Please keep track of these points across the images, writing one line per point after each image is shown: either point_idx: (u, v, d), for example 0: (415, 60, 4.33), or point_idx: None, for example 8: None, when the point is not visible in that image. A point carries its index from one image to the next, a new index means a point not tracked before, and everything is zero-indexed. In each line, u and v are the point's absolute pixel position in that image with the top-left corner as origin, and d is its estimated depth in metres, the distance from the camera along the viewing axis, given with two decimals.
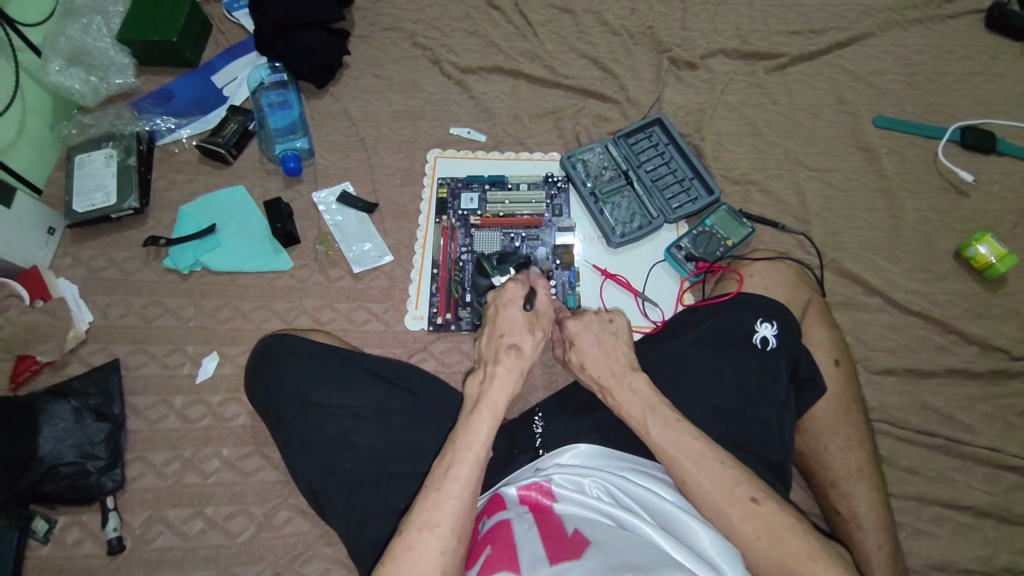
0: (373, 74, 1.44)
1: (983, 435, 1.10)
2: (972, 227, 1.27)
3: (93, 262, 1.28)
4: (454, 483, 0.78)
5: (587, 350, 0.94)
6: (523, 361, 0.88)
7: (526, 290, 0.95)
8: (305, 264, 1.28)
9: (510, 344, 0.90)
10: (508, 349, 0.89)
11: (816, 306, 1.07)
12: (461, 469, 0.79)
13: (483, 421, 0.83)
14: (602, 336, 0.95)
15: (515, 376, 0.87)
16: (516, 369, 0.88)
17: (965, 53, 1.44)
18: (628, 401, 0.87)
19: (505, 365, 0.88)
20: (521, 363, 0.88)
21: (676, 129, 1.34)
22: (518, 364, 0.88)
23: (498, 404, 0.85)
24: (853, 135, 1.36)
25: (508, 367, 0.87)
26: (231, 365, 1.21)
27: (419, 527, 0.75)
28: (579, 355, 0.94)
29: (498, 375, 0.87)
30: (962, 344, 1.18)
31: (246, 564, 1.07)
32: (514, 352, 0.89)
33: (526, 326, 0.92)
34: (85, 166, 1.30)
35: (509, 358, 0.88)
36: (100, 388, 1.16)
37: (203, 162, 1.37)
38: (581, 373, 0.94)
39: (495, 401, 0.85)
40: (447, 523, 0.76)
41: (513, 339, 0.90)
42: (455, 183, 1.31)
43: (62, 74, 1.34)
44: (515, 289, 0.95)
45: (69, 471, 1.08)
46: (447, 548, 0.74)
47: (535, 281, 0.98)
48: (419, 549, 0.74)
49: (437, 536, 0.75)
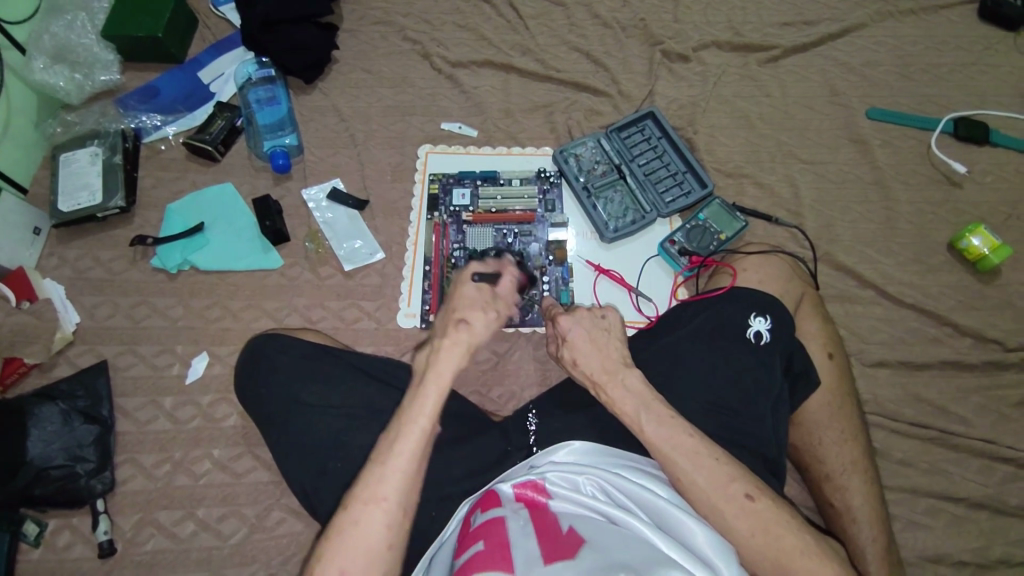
0: (362, 69, 1.42)
1: (977, 427, 1.10)
2: (966, 218, 1.27)
3: (79, 262, 1.26)
4: (398, 458, 0.79)
5: (578, 346, 0.93)
6: (470, 336, 0.87)
7: (486, 268, 0.93)
8: (296, 262, 1.26)
9: (460, 318, 0.88)
10: (456, 324, 0.88)
11: (809, 299, 1.07)
12: (406, 443, 0.80)
13: (428, 396, 0.83)
14: (594, 334, 0.94)
15: (460, 351, 0.86)
16: (467, 345, 0.87)
17: (958, 44, 1.43)
18: (622, 399, 0.86)
19: (452, 339, 0.87)
20: (468, 338, 0.87)
21: (668, 122, 1.33)
22: (467, 341, 0.87)
23: (442, 378, 0.84)
24: (846, 127, 1.36)
25: (459, 343, 0.87)
26: (221, 365, 1.20)
27: (364, 501, 0.77)
28: (573, 353, 0.93)
29: (444, 348, 0.86)
30: (957, 336, 1.17)
31: (239, 565, 1.06)
32: (462, 327, 0.87)
33: (479, 301, 0.90)
34: (70, 164, 1.28)
35: (456, 332, 0.87)
36: (88, 390, 1.14)
37: (190, 160, 1.35)
38: (574, 371, 0.92)
39: (442, 376, 0.85)
40: (392, 498, 0.77)
41: (463, 314, 0.89)
42: (446, 179, 1.30)
43: (46, 72, 1.31)
44: (474, 265, 0.93)
45: (58, 475, 1.07)
46: (392, 523, 0.76)
47: (504, 268, 0.98)
48: (364, 523, 0.76)
49: (382, 511, 0.76)
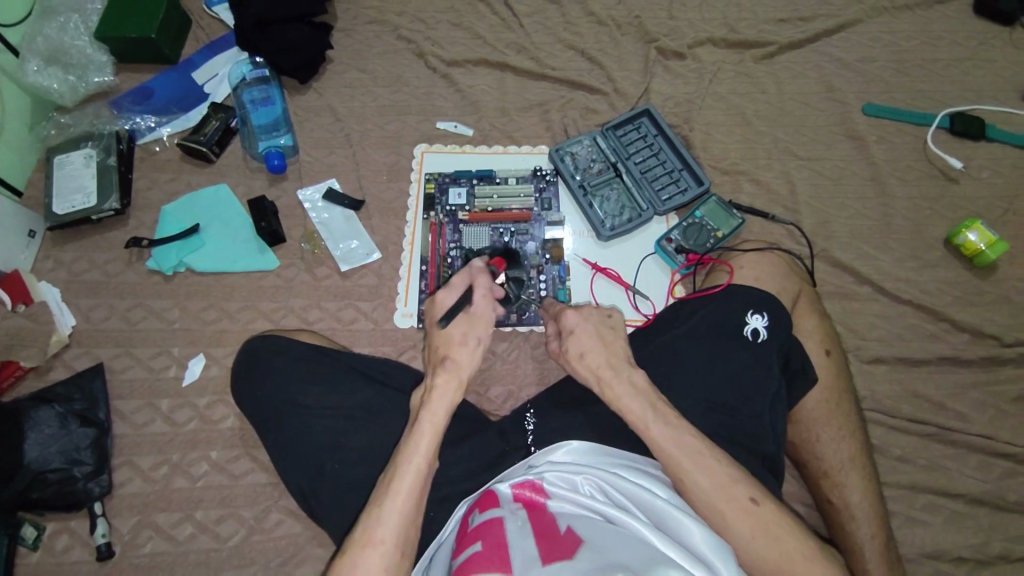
0: (356, 69, 1.42)
1: (975, 423, 1.10)
2: (963, 214, 1.27)
3: (74, 265, 1.25)
4: (394, 500, 0.78)
5: (580, 340, 0.92)
6: (460, 372, 0.86)
7: (460, 294, 0.91)
8: (292, 263, 1.26)
9: (446, 356, 0.87)
10: (443, 362, 0.87)
11: (806, 296, 1.07)
12: (402, 484, 0.79)
13: (422, 435, 0.82)
14: (600, 328, 0.93)
15: (453, 388, 0.85)
16: (457, 379, 0.86)
17: (953, 39, 1.43)
18: (623, 394, 0.86)
19: (441, 376, 0.86)
20: (458, 373, 0.86)
21: (664, 120, 1.32)
22: (456, 374, 0.86)
23: (436, 416, 0.83)
24: (842, 123, 1.35)
25: (447, 378, 0.85)
26: (218, 366, 1.19)
27: (362, 547, 0.76)
28: (578, 347, 0.92)
29: (436, 386, 0.85)
30: (954, 331, 1.17)
31: (237, 567, 1.06)
32: (449, 364, 0.86)
33: (460, 334, 0.88)
34: (65, 167, 1.28)
35: (444, 369, 0.86)
36: (84, 392, 1.14)
37: (184, 161, 1.35)
38: (579, 364, 0.91)
39: (434, 413, 0.83)
40: (390, 541, 0.76)
41: (447, 350, 0.88)
42: (442, 178, 1.29)
43: (39, 74, 1.31)
44: (445, 296, 0.92)
45: (55, 478, 1.07)
46: (391, 565, 0.76)
47: (476, 278, 0.93)
48: (362, 568, 0.75)
49: (381, 554, 0.76)
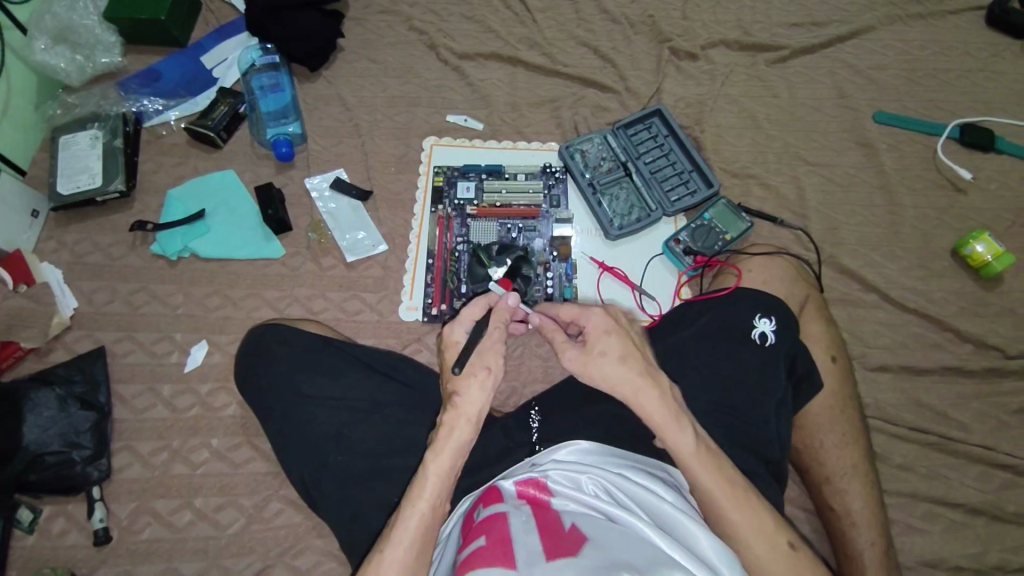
0: (367, 59, 1.41)
1: (976, 433, 1.11)
2: (970, 225, 1.27)
3: (78, 247, 1.24)
4: (395, 547, 0.77)
5: (610, 341, 0.85)
6: (468, 407, 0.83)
7: (474, 328, 0.91)
8: (297, 253, 1.25)
9: (454, 391, 0.85)
10: (450, 398, 0.84)
11: (814, 302, 1.07)
12: (405, 530, 0.78)
13: (427, 479, 0.80)
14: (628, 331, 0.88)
15: (460, 424, 0.82)
16: (467, 417, 0.83)
17: (966, 50, 1.43)
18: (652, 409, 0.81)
19: (449, 414, 0.83)
20: (465, 408, 0.83)
21: (675, 120, 1.32)
22: (463, 411, 0.83)
23: (442, 455, 0.81)
24: (853, 131, 1.35)
25: (454, 417, 0.83)
26: (221, 353, 1.19)
27: None
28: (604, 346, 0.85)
29: (444, 423, 0.83)
30: (958, 342, 1.18)
31: (236, 555, 1.06)
32: (455, 399, 0.83)
33: (469, 368, 0.86)
34: (70, 147, 1.27)
35: (451, 406, 0.83)
36: (85, 376, 1.13)
37: (191, 146, 1.34)
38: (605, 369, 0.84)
39: (439, 453, 0.81)
40: None
41: (455, 386, 0.85)
42: (451, 171, 1.29)
43: (47, 53, 1.29)
44: (458, 331, 0.91)
45: (54, 460, 1.07)
46: None
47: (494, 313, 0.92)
48: None
49: None
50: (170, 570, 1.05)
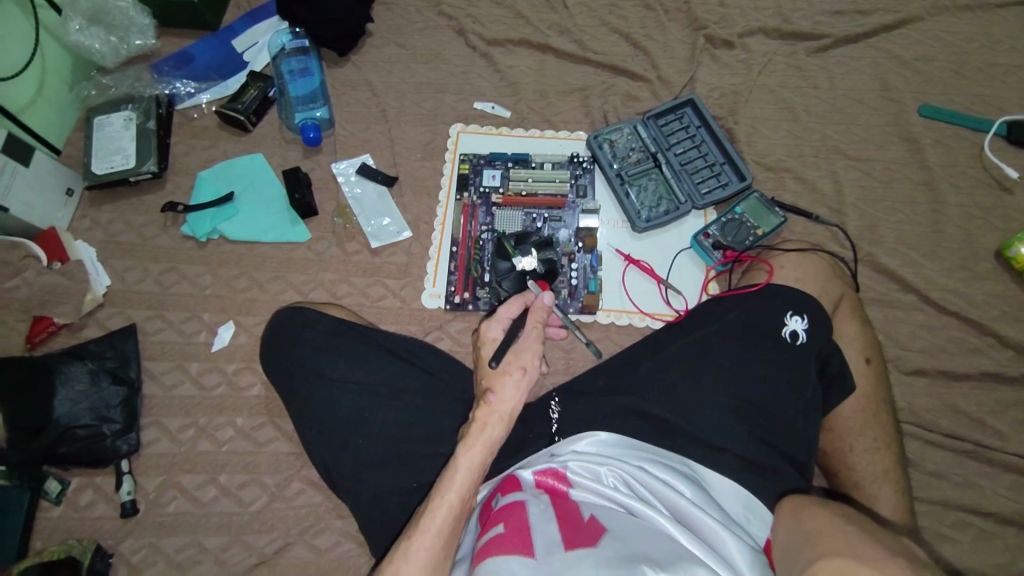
0: (396, 44, 1.40)
1: (1013, 442, 1.07)
2: (1016, 226, 1.22)
3: (111, 226, 1.27)
4: (422, 534, 0.76)
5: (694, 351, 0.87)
6: (503, 405, 0.85)
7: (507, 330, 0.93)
8: (323, 237, 1.26)
9: (488, 388, 0.87)
10: (485, 395, 0.86)
11: (849, 301, 1.03)
12: (433, 518, 0.77)
13: (460, 469, 0.80)
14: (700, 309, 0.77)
15: (494, 422, 0.84)
16: (499, 414, 0.84)
17: (1018, 43, 1.36)
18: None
19: (483, 410, 0.85)
20: (500, 406, 0.85)
21: (708, 111, 1.29)
22: (496, 408, 0.85)
23: (475, 449, 0.81)
24: (894, 125, 1.31)
25: (488, 413, 0.84)
26: (246, 335, 1.20)
27: None
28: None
29: (477, 419, 0.84)
30: (999, 347, 1.13)
31: (258, 533, 1.07)
32: (490, 397, 0.85)
33: (504, 367, 0.88)
34: (104, 128, 1.29)
35: (486, 402, 0.85)
36: (116, 351, 1.16)
37: (221, 129, 1.35)
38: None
39: (473, 446, 0.81)
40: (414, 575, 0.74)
41: (490, 383, 0.87)
42: (477, 159, 1.28)
43: (82, 34, 1.31)
44: (491, 331, 0.93)
45: (84, 434, 1.10)
46: None
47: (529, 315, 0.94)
48: None
49: None
50: (193, 545, 1.07)
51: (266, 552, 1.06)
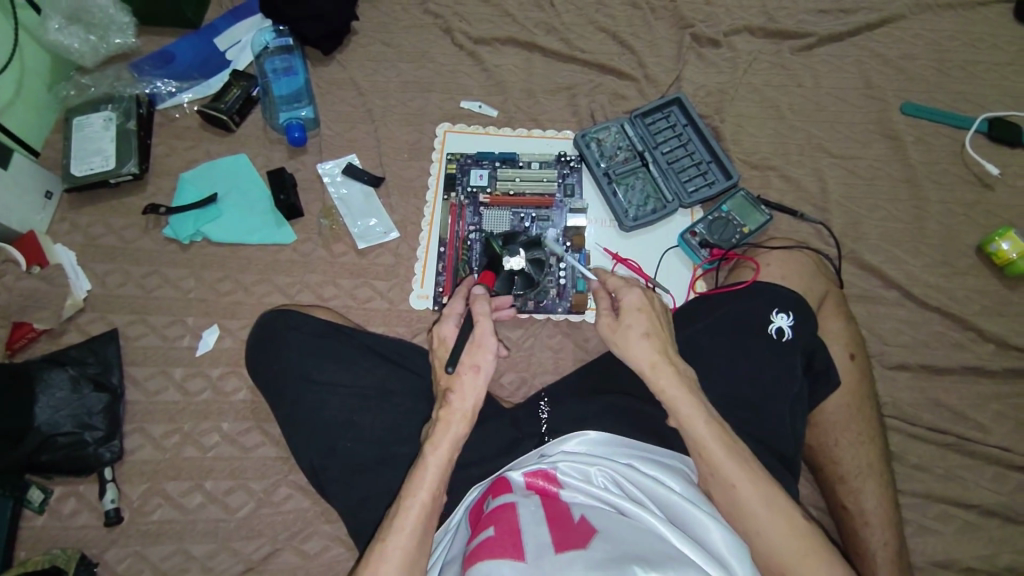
0: (381, 43, 1.39)
1: (994, 435, 1.09)
2: (995, 222, 1.24)
3: (91, 229, 1.24)
4: (399, 534, 0.77)
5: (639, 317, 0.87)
6: (460, 403, 0.84)
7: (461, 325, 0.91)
8: (309, 239, 1.24)
9: (446, 387, 0.86)
10: (445, 394, 0.85)
11: (833, 298, 1.05)
12: (407, 517, 0.78)
13: (428, 467, 0.81)
14: (659, 316, 0.89)
15: (455, 421, 0.83)
16: (461, 412, 0.84)
17: (997, 42, 1.38)
18: (676, 399, 0.82)
19: (444, 409, 0.84)
20: (459, 405, 0.84)
21: (695, 109, 1.29)
22: (458, 405, 0.84)
23: (440, 448, 0.82)
24: (877, 122, 1.32)
25: (449, 412, 0.84)
26: (231, 339, 1.19)
27: None
28: (638, 327, 0.86)
29: (439, 418, 0.84)
30: (979, 341, 1.15)
31: (246, 538, 1.06)
32: (449, 396, 0.84)
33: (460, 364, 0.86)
34: (84, 129, 1.26)
35: (446, 402, 0.84)
36: (98, 357, 1.14)
37: (204, 129, 1.33)
38: (637, 345, 0.85)
39: (439, 446, 0.82)
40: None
41: (448, 382, 0.86)
42: (465, 159, 1.27)
43: (60, 33, 1.28)
44: (447, 328, 0.91)
45: (67, 442, 1.08)
46: None
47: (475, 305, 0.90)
48: None
49: None
50: (180, 552, 1.05)
51: (254, 558, 1.05)
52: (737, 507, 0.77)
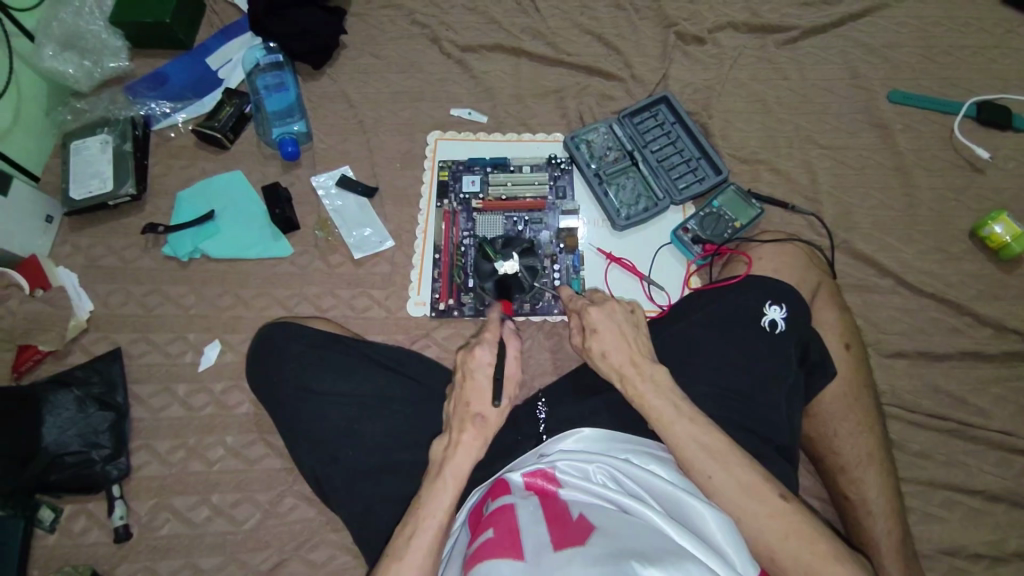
0: (370, 54, 1.40)
1: (996, 419, 1.09)
2: (988, 206, 1.24)
3: (92, 250, 1.26)
4: (414, 553, 0.78)
5: (608, 340, 0.90)
6: (489, 430, 0.85)
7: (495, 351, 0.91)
8: (306, 251, 1.26)
9: (476, 412, 0.86)
10: (473, 418, 0.85)
11: (826, 289, 1.05)
12: (422, 538, 0.78)
13: (446, 488, 0.82)
14: (625, 326, 0.91)
15: (479, 446, 0.84)
16: (484, 438, 0.85)
17: (982, 26, 1.38)
18: (660, 408, 0.83)
19: (470, 433, 0.84)
20: (486, 431, 0.85)
21: (682, 107, 1.30)
22: (484, 434, 0.85)
23: (462, 471, 0.82)
24: (865, 112, 1.32)
25: (475, 438, 0.84)
26: (232, 352, 1.20)
27: None
28: (601, 346, 0.90)
29: (463, 441, 0.84)
30: (977, 326, 1.15)
31: (253, 550, 1.07)
32: (479, 421, 0.85)
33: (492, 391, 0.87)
34: (82, 152, 1.28)
35: (475, 426, 0.85)
36: (103, 376, 1.15)
37: (199, 148, 1.35)
38: (601, 362, 0.89)
39: (459, 468, 0.83)
40: None
41: (478, 406, 0.86)
42: (456, 166, 1.28)
43: (55, 59, 1.31)
44: (483, 353, 0.90)
45: (75, 461, 1.08)
46: None
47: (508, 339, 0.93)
48: None
49: None
50: (189, 565, 1.06)
51: (262, 569, 1.06)
52: (715, 493, 0.78)
